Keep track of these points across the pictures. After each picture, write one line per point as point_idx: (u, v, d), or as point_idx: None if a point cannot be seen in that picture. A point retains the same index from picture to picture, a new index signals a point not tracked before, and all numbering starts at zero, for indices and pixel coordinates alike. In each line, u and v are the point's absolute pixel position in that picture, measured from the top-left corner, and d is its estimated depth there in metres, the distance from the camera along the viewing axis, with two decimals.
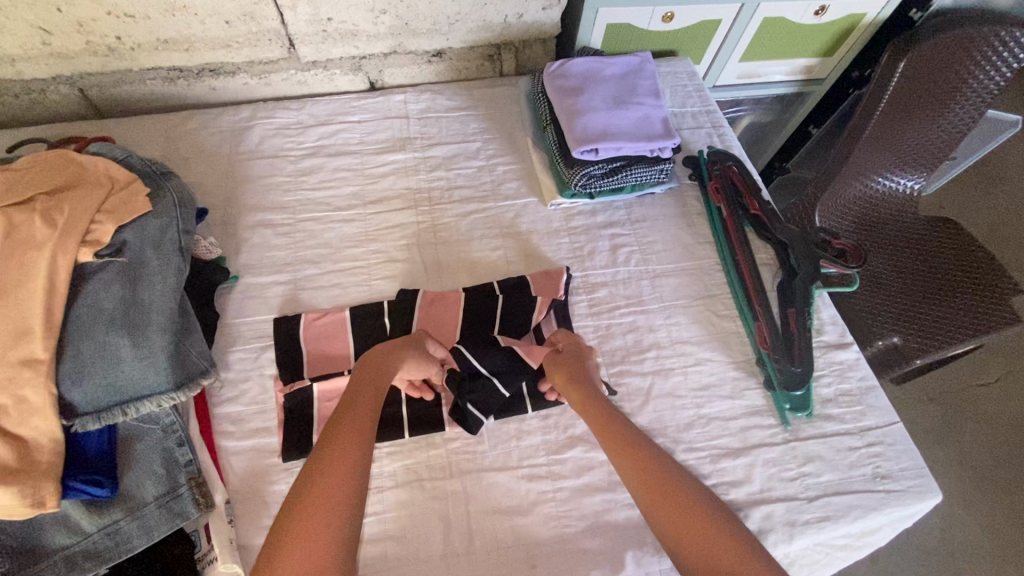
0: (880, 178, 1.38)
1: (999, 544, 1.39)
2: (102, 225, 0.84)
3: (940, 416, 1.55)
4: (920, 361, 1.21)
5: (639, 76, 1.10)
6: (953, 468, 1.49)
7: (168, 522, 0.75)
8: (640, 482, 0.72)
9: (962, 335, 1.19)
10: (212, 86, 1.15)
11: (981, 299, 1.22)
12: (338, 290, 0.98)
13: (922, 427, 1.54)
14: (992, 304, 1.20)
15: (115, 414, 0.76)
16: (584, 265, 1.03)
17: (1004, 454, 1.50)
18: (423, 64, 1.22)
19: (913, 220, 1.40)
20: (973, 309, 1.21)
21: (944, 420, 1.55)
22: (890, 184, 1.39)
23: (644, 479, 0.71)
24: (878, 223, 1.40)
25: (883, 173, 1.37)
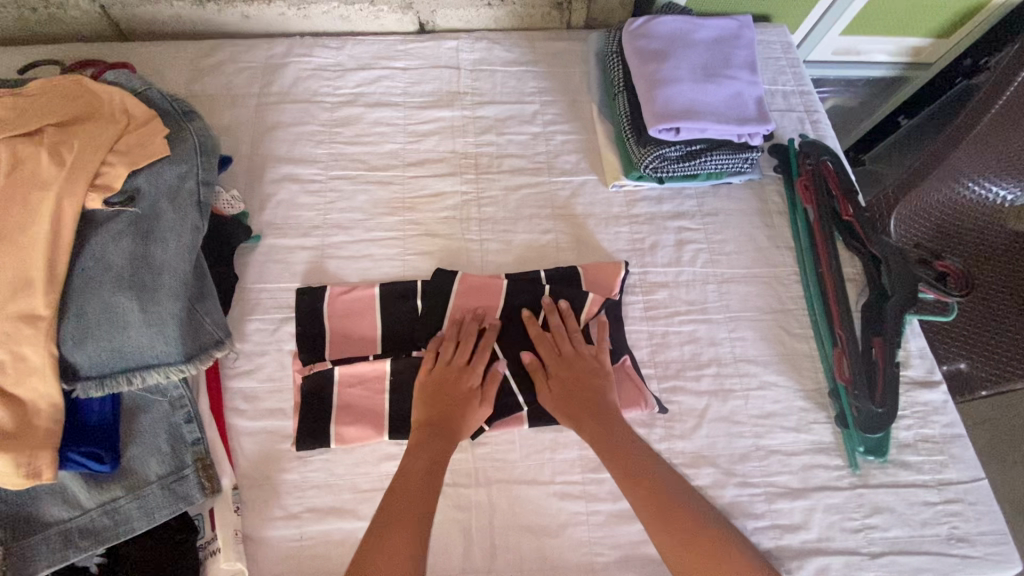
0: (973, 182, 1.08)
1: None
2: (114, 168, 0.74)
3: (1010, 438, 1.39)
4: (984, 393, 1.02)
5: (735, 44, 0.93)
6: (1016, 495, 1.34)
7: (170, 505, 0.69)
8: (651, 508, 0.68)
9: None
10: (245, 13, 1.02)
11: None
12: (368, 263, 0.88)
13: (987, 447, 1.39)
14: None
15: (120, 382, 0.70)
16: (643, 260, 0.91)
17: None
18: (482, 8, 1.06)
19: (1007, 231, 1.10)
20: None
21: (1015, 443, 1.39)
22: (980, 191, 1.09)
23: (655, 507, 0.68)
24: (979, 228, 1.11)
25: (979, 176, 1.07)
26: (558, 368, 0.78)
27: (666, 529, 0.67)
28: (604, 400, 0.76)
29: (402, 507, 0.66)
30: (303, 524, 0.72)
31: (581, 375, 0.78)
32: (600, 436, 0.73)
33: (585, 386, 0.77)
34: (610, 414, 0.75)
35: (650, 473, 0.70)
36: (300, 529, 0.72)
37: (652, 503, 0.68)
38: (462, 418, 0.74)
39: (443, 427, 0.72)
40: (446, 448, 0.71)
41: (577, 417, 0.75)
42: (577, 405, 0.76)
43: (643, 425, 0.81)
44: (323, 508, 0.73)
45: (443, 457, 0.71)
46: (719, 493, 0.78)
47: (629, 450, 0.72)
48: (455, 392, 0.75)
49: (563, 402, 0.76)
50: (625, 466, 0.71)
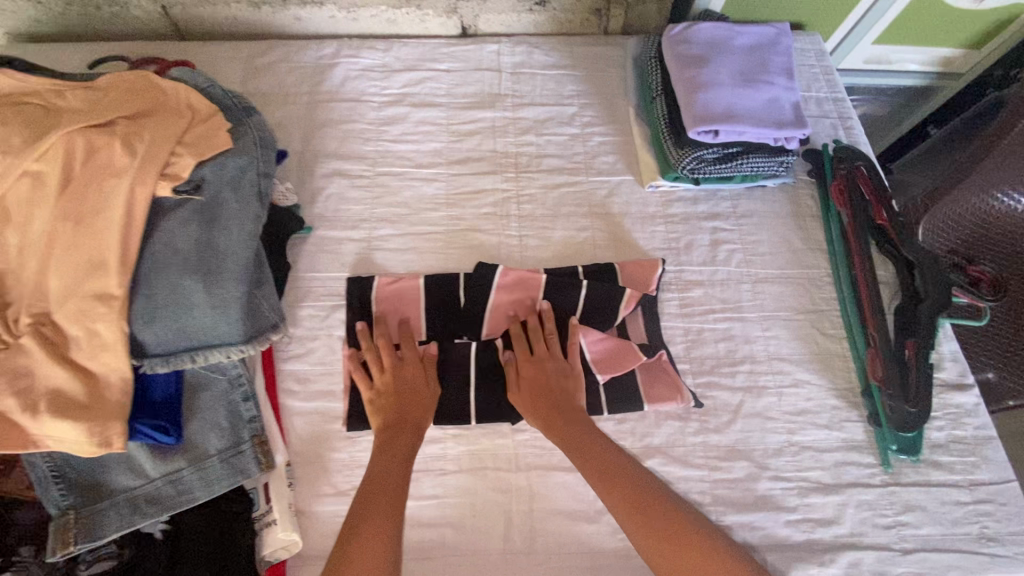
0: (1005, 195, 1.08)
1: None
2: (182, 158, 0.79)
3: None
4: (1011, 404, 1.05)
5: (773, 50, 0.96)
6: None
7: (229, 478, 0.73)
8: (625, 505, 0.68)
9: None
10: (297, 16, 1.07)
11: None
12: (413, 255, 0.91)
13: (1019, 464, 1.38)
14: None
15: (184, 360, 0.74)
16: (679, 258, 0.94)
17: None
18: (524, 13, 1.10)
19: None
20: None
21: None
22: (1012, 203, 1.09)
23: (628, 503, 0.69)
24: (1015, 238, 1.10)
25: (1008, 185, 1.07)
26: (531, 370, 0.79)
27: (645, 531, 0.67)
28: (574, 403, 0.77)
29: (377, 501, 0.67)
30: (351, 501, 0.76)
31: (551, 379, 0.79)
32: (573, 438, 0.74)
33: (554, 389, 0.78)
34: (575, 417, 0.76)
35: (626, 474, 0.71)
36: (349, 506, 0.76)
37: (630, 505, 0.68)
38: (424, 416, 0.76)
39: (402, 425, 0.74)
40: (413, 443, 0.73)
41: (548, 419, 0.76)
42: (548, 407, 0.76)
43: (678, 418, 0.83)
44: None
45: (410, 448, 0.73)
46: (752, 486, 0.80)
47: (604, 452, 0.73)
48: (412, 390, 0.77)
49: (536, 404, 0.77)
50: (603, 468, 0.71)
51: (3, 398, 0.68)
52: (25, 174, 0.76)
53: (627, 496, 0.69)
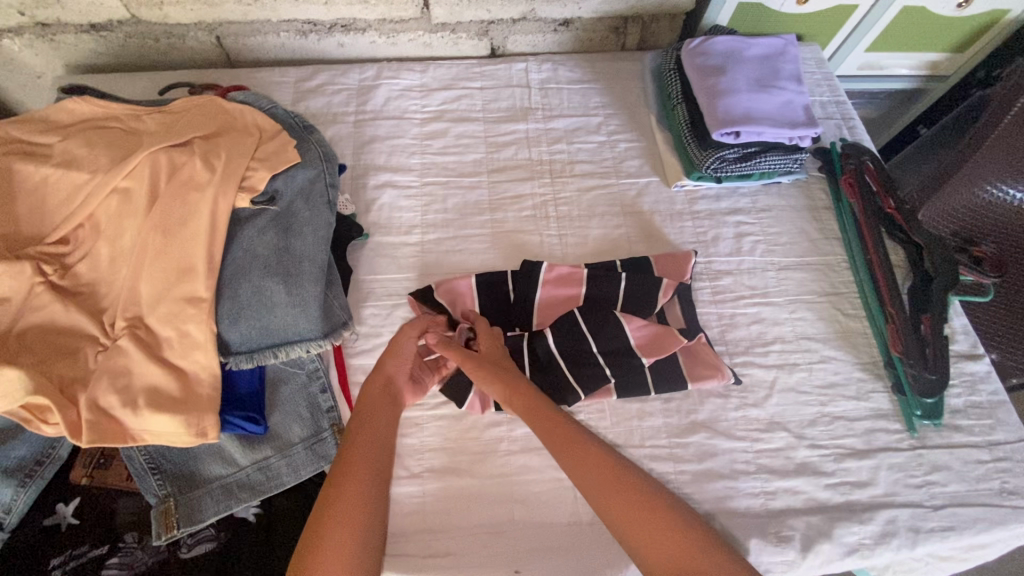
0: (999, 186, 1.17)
1: None
2: (257, 172, 0.86)
3: None
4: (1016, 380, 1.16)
5: (782, 59, 1.05)
6: None
7: (313, 464, 0.78)
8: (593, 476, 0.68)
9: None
10: (341, 42, 1.16)
11: None
12: (464, 256, 0.98)
13: None
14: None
15: (268, 356, 0.80)
16: (708, 251, 1.02)
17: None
18: (549, 33, 1.19)
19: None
20: None
21: None
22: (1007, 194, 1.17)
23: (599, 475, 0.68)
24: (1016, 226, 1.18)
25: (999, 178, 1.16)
26: (476, 358, 0.82)
27: (608, 489, 0.67)
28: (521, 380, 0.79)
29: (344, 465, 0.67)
30: (424, 483, 0.82)
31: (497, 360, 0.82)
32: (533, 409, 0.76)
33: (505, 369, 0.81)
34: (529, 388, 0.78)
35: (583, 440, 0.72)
36: (423, 487, 0.81)
37: (590, 469, 0.69)
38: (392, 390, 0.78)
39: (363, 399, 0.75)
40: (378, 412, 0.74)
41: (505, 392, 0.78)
42: (502, 382, 0.78)
43: (719, 395, 0.90)
44: (441, 468, 0.83)
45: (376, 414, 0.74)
46: (792, 455, 0.86)
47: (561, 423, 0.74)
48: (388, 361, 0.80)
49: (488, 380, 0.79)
50: (562, 434, 0.72)
51: (106, 395, 0.72)
52: (114, 191, 0.82)
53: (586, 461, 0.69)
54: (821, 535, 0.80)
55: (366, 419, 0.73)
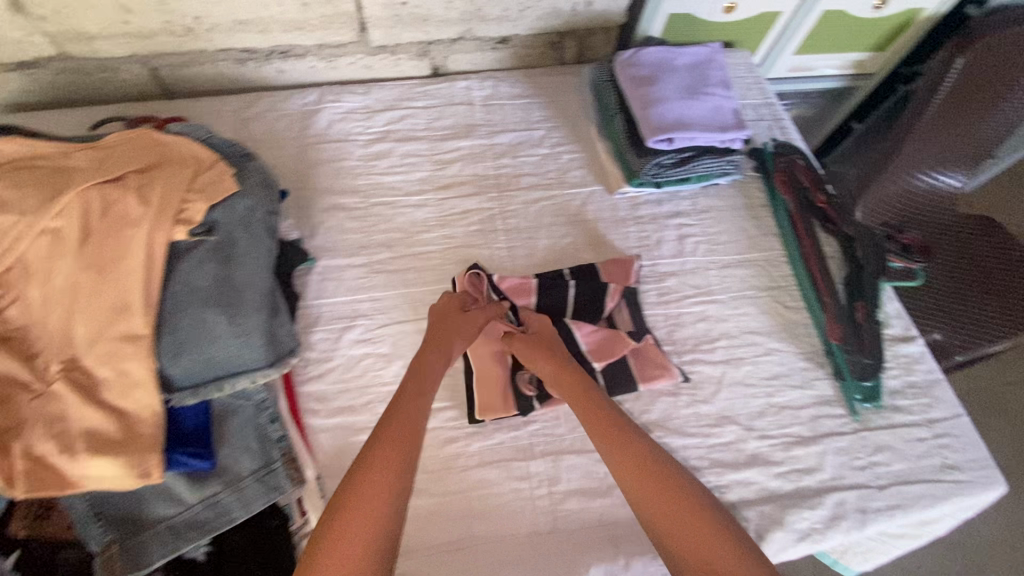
0: (920, 174, 1.40)
1: None
2: (195, 204, 0.85)
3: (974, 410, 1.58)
4: (959, 357, 1.20)
5: (709, 66, 1.10)
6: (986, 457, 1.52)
7: (264, 496, 0.77)
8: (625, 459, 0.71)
9: (997, 336, 1.19)
10: (280, 68, 1.15)
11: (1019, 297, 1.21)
12: (413, 274, 0.99)
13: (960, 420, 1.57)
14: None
15: (212, 390, 0.78)
16: (652, 254, 1.05)
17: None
18: (488, 51, 1.22)
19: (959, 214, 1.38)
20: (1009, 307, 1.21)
21: (978, 413, 1.58)
22: (928, 181, 1.40)
23: (629, 457, 0.71)
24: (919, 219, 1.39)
25: (920, 167, 1.39)
26: (528, 338, 0.87)
27: (635, 471, 0.69)
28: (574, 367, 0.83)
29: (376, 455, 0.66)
30: None
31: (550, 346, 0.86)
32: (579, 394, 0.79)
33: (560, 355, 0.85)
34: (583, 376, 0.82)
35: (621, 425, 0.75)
36: None
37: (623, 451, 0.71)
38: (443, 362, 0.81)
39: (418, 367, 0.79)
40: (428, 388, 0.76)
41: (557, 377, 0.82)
42: (552, 360, 0.84)
43: (670, 394, 0.92)
44: None
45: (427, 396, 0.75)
46: (743, 447, 0.89)
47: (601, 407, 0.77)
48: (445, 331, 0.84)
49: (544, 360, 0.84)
50: (599, 416, 0.76)
51: (42, 442, 0.70)
52: (44, 231, 0.79)
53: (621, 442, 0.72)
54: (775, 524, 0.83)
55: (406, 407, 0.72)
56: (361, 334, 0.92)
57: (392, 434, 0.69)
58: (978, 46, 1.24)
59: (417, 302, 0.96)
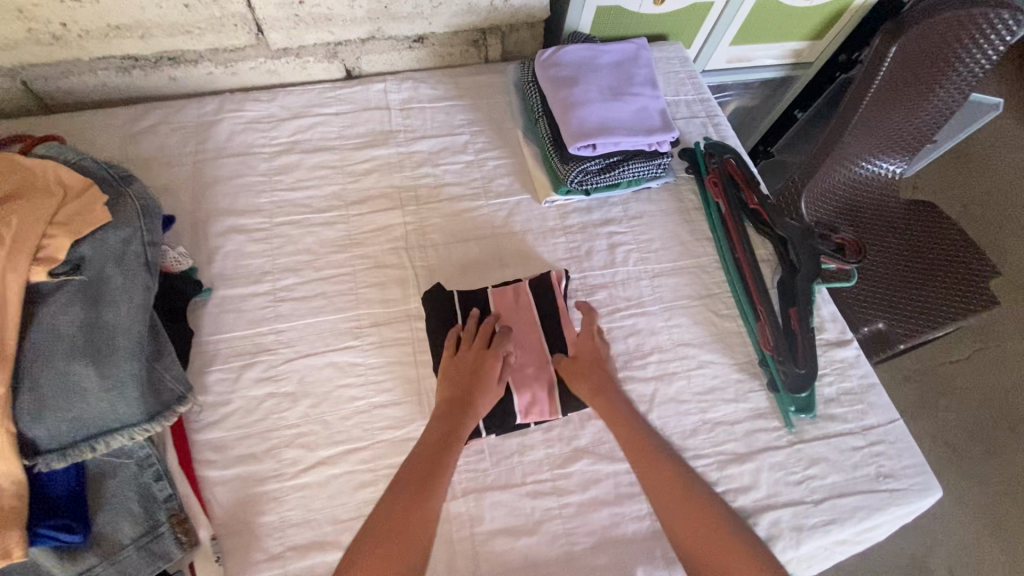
0: (866, 162, 1.35)
1: (964, 513, 1.45)
2: (55, 240, 0.73)
3: (916, 393, 1.60)
4: (904, 345, 1.21)
5: (634, 64, 1.05)
6: (928, 441, 1.54)
7: (148, 565, 0.70)
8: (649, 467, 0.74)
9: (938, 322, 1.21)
10: (172, 76, 1.04)
11: (959, 280, 1.25)
12: (323, 301, 0.91)
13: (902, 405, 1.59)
14: (965, 286, 1.23)
15: (84, 450, 0.69)
16: (582, 265, 0.99)
17: (971, 425, 1.56)
18: (404, 50, 1.13)
19: (900, 203, 1.39)
20: (951, 291, 1.24)
21: (921, 396, 1.60)
22: (874, 168, 1.37)
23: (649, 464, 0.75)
24: (861, 208, 1.38)
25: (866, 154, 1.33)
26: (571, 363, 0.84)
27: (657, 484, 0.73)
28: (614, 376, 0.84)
29: (401, 503, 0.68)
30: (287, 562, 0.74)
31: (590, 356, 0.85)
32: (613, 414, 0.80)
33: (599, 364, 0.85)
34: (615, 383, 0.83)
35: (654, 445, 0.76)
36: (285, 567, 0.74)
37: (653, 472, 0.74)
38: (479, 396, 0.79)
39: (455, 401, 0.78)
40: (464, 423, 0.77)
41: (600, 385, 0.82)
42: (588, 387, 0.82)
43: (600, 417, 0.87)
44: (306, 544, 0.75)
45: (460, 435, 0.76)
46: None
47: (636, 428, 0.78)
48: (479, 367, 0.81)
49: (582, 367, 0.84)
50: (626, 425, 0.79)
51: None
52: None
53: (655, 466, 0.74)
54: None
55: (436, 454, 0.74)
56: (264, 372, 0.84)
57: (421, 482, 0.70)
58: (925, 24, 1.10)
59: (327, 332, 0.88)
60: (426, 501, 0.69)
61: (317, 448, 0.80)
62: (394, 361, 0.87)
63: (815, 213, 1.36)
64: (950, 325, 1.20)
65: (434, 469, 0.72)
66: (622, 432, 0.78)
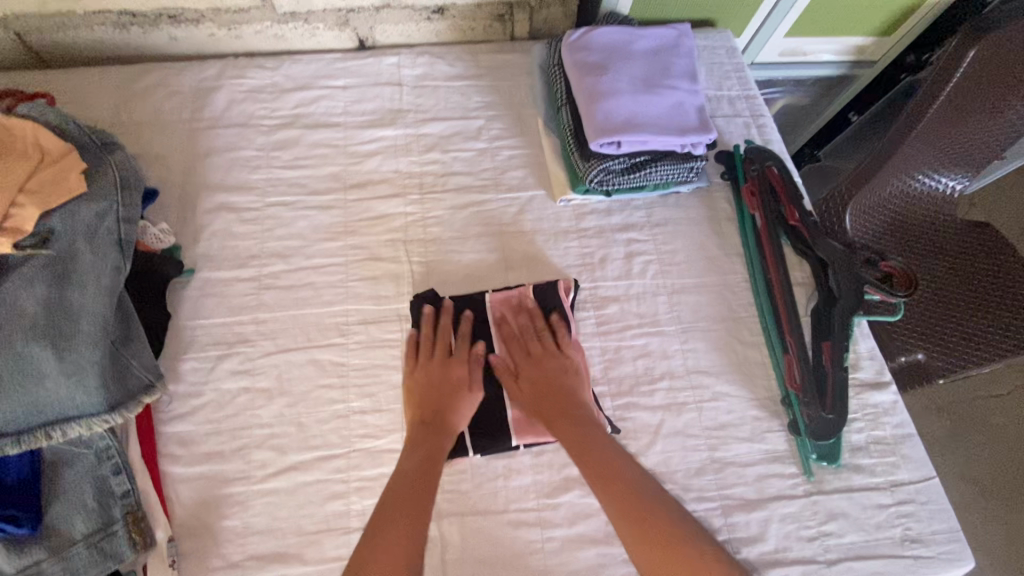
0: (923, 177, 1.18)
1: (986, 561, 1.35)
2: (23, 210, 0.68)
3: (949, 428, 1.47)
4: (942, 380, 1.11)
5: (674, 53, 0.93)
6: (955, 480, 1.42)
7: (97, 565, 0.65)
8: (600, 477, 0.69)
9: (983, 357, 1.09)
10: (172, 35, 0.98)
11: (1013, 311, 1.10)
12: (310, 292, 0.84)
13: (931, 438, 1.47)
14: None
15: (38, 438, 0.64)
16: (594, 274, 0.90)
17: (1011, 466, 1.42)
18: (422, 22, 1.04)
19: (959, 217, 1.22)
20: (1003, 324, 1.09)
21: (954, 431, 1.47)
22: (931, 183, 1.19)
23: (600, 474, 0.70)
24: (910, 224, 1.22)
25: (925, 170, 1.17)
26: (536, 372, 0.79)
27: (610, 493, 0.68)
28: (576, 396, 0.77)
29: (394, 531, 0.63)
30: (245, 573, 0.69)
31: (550, 374, 0.78)
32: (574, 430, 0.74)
33: (557, 384, 0.78)
34: (575, 409, 0.76)
35: (611, 457, 0.71)
36: None
37: (610, 486, 0.69)
38: (452, 410, 0.75)
39: (436, 421, 0.74)
40: (443, 444, 0.72)
41: (552, 417, 0.75)
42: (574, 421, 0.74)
43: None
44: (267, 555, 0.70)
45: (439, 455, 0.71)
46: None
47: (591, 439, 0.73)
48: (443, 380, 0.77)
49: (535, 404, 0.77)
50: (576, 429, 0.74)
51: None
52: None
53: (612, 483, 0.69)
54: None
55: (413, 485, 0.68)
56: (241, 364, 0.79)
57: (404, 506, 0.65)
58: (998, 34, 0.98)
59: (311, 326, 0.82)
60: (420, 525, 0.64)
61: (288, 453, 0.75)
62: (379, 364, 0.81)
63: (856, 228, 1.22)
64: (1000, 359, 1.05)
65: (422, 498, 0.66)
66: (571, 441, 0.73)
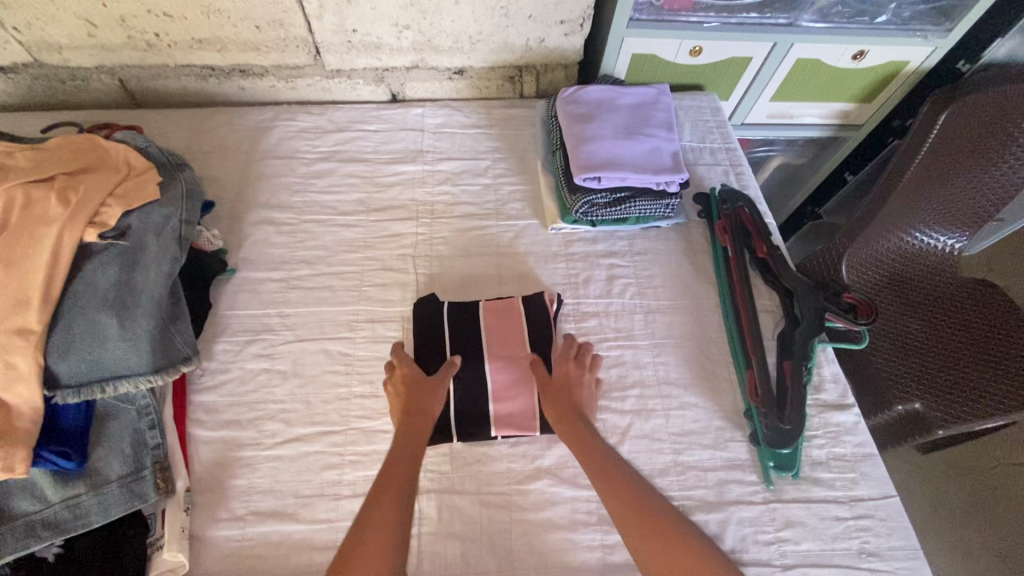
0: (916, 233, 1.25)
1: None
2: (110, 208, 0.86)
3: (970, 494, 1.44)
4: (942, 433, 1.12)
5: (654, 107, 1.09)
6: (978, 552, 1.35)
7: (126, 503, 0.76)
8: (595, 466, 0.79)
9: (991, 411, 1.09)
10: (240, 85, 1.20)
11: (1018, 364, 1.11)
12: (328, 293, 0.98)
13: (950, 505, 1.43)
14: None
15: (93, 390, 0.78)
16: (576, 292, 1.02)
17: None
18: (445, 81, 1.24)
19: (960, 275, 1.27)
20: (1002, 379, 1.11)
21: (975, 498, 1.43)
22: (927, 240, 1.26)
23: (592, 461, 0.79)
24: (907, 279, 1.28)
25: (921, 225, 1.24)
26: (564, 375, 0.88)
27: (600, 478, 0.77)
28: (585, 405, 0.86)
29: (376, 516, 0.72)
30: (245, 526, 0.79)
31: (567, 384, 0.87)
32: (571, 425, 0.83)
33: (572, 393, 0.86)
34: (586, 418, 0.85)
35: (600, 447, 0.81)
36: (243, 530, 0.78)
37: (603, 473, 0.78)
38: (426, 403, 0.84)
39: (414, 421, 0.82)
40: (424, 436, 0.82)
41: (562, 415, 0.84)
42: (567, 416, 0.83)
43: None
44: (265, 512, 0.80)
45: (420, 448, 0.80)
46: None
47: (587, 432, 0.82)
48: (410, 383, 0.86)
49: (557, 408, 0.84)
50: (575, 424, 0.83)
51: None
52: None
53: (603, 468, 0.78)
54: None
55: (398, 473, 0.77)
56: (263, 349, 0.92)
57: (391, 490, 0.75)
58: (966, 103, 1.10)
59: (326, 321, 0.95)
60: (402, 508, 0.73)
61: (294, 426, 0.86)
62: (381, 357, 0.92)
63: (856, 281, 1.27)
64: (1005, 414, 1.07)
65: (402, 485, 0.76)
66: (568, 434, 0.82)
